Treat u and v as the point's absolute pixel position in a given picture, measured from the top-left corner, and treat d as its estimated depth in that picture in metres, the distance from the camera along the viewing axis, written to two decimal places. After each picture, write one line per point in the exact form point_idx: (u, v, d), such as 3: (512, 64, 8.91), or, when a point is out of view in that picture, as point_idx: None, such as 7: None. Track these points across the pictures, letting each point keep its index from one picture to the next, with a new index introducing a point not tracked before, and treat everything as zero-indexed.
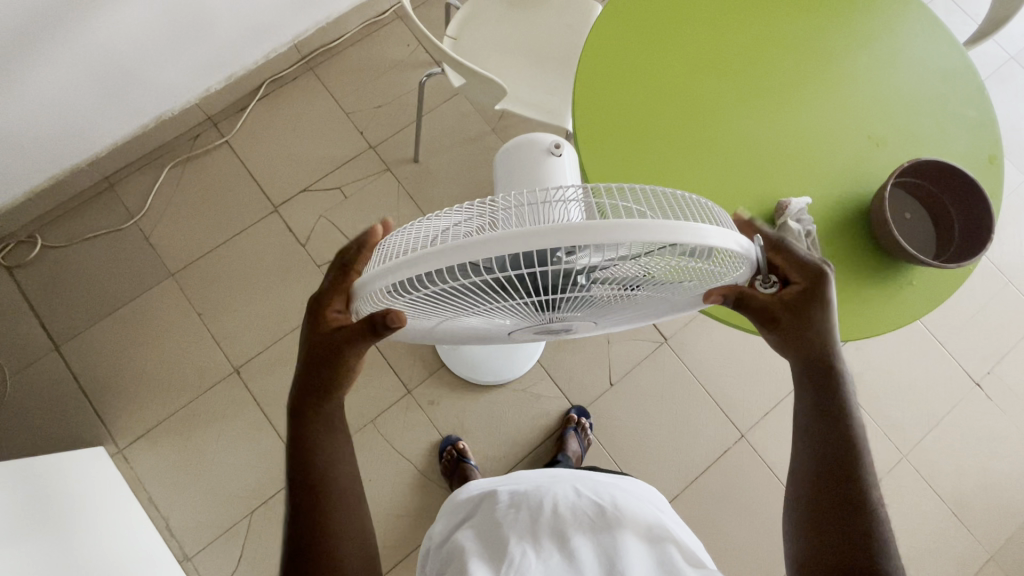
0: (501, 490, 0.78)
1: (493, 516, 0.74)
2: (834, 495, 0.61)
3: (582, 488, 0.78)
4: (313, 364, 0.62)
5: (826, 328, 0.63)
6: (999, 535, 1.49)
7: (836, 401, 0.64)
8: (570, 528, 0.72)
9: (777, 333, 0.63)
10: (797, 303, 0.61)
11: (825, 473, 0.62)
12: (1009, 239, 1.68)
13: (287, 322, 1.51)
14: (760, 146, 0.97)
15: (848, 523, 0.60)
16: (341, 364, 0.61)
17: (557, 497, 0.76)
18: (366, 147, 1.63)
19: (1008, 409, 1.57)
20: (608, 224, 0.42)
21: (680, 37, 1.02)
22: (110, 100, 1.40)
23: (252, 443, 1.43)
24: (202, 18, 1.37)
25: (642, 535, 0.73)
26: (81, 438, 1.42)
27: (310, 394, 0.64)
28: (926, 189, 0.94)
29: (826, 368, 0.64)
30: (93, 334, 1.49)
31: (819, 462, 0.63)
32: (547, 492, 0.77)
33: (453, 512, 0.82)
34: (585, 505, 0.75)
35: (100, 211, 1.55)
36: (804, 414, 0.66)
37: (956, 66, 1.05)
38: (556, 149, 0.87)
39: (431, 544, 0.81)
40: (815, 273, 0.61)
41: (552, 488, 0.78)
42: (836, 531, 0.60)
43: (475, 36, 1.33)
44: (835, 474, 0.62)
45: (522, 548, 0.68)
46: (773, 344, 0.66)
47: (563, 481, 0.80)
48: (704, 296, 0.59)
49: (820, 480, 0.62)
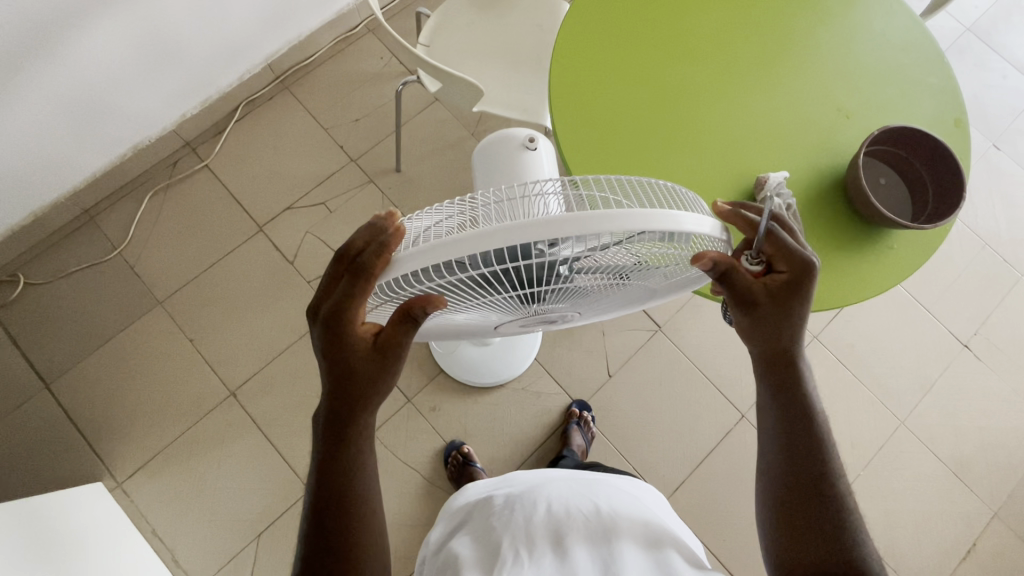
0: (496, 495, 0.79)
1: (487, 520, 0.74)
2: (804, 504, 0.64)
3: (577, 487, 0.79)
4: (351, 375, 0.58)
5: (798, 326, 0.64)
6: (1001, 492, 1.52)
7: (794, 401, 0.67)
8: (565, 530, 0.71)
9: (754, 319, 0.63)
10: (782, 291, 0.62)
11: (798, 486, 0.65)
12: (980, 203, 1.73)
13: (281, 340, 1.50)
14: (733, 125, 0.99)
15: (815, 524, 0.63)
16: (380, 370, 0.58)
17: (551, 498, 0.75)
18: (347, 161, 1.64)
19: (997, 368, 1.60)
20: (583, 217, 0.43)
21: (646, 27, 1.04)
22: (87, 132, 1.40)
23: (256, 466, 1.42)
24: (174, 41, 1.37)
25: (638, 539, 0.71)
26: (77, 476, 1.39)
27: (343, 400, 0.60)
28: (898, 154, 0.97)
29: (779, 367, 0.67)
30: (83, 369, 1.46)
31: (783, 451, 0.66)
32: (540, 493, 0.76)
33: (448, 519, 0.83)
34: (580, 506, 0.74)
35: (82, 244, 1.54)
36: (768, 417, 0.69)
37: (915, 35, 1.09)
38: (530, 143, 0.85)
39: (427, 553, 0.80)
40: (801, 263, 0.61)
41: (546, 488, 0.78)
42: (807, 538, 0.63)
43: (447, 42, 1.35)
44: (796, 479, 0.65)
45: (514, 551, 0.68)
46: (741, 331, 0.66)
47: (557, 481, 0.80)
48: (694, 259, 0.53)
49: (786, 488, 0.65)
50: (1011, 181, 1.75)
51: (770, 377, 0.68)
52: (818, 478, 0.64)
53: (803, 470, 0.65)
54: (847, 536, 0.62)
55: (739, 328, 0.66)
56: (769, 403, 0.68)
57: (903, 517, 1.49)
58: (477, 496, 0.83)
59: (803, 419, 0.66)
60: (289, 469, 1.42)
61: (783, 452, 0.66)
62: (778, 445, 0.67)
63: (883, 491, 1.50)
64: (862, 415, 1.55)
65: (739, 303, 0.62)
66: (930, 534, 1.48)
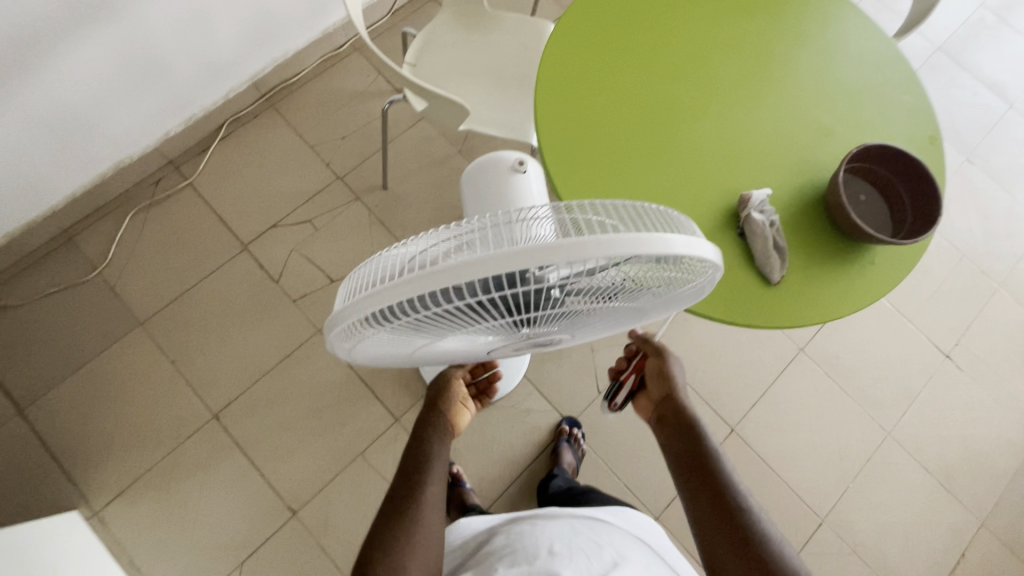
0: (499, 535, 0.81)
1: (489, 558, 0.76)
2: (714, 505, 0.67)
3: (579, 527, 0.79)
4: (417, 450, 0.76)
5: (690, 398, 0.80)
6: (988, 501, 1.53)
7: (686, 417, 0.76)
8: (561, 563, 0.71)
9: (666, 367, 0.82)
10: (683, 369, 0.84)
11: (709, 491, 0.68)
12: (957, 216, 1.77)
13: (266, 361, 1.47)
14: (716, 143, 1.01)
15: (726, 525, 0.65)
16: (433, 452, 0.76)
17: (553, 536, 0.76)
18: (334, 178, 1.63)
19: (979, 378, 1.63)
20: (575, 244, 0.43)
21: (629, 47, 1.06)
22: (67, 151, 1.38)
23: (239, 490, 1.38)
24: (159, 59, 1.37)
25: None
26: (52, 506, 1.34)
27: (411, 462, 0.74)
28: (877, 172, 0.99)
29: (674, 406, 0.78)
30: (60, 393, 1.42)
31: (690, 466, 0.71)
32: (542, 530, 0.77)
33: (452, 561, 0.84)
34: (582, 544, 0.75)
35: (60, 264, 1.50)
36: (669, 438, 0.76)
37: (889, 56, 1.12)
38: (520, 166, 0.88)
39: None
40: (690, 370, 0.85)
41: (549, 527, 0.78)
42: (725, 537, 0.65)
43: (434, 61, 1.36)
44: (705, 482, 0.69)
45: None
46: (657, 388, 0.82)
47: (560, 520, 0.81)
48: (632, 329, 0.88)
49: (696, 492, 0.69)
50: (985, 195, 1.80)
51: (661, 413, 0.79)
52: (739, 496, 0.67)
53: (710, 474, 0.69)
54: (761, 533, 0.65)
55: (656, 385, 0.82)
56: (665, 425, 0.77)
57: (893, 529, 1.49)
58: (480, 537, 0.85)
59: (698, 429, 0.74)
60: (273, 493, 1.38)
61: (683, 462, 0.72)
62: (677, 456, 0.73)
63: (872, 503, 1.51)
64: (850, 426, 1.56)
65: (658, 357, 0.83)
66: (920, 545, 1.49)
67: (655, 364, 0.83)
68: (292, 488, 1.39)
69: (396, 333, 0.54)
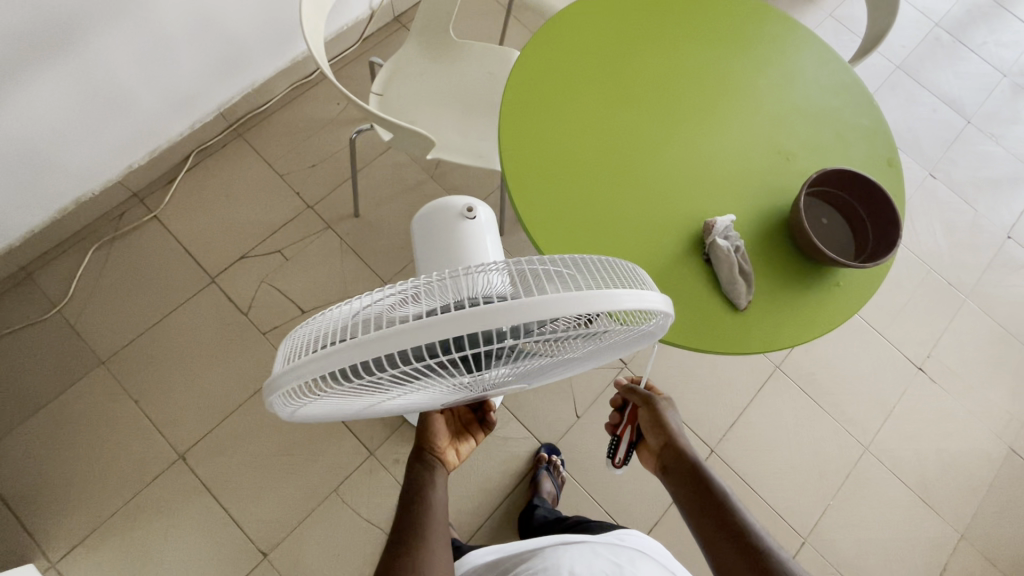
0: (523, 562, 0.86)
1: None
2: (724, 532, 0.70)
3: (600, 550, 0.83)
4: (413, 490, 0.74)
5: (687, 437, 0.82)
6: (966, 512, 1.54)
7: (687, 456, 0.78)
8: None
9: (659, 416, 0.82)
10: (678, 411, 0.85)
11: (720, 521, 0.71)
12: (923, 229, 1.81)
13: (234, 397, 1.43)
14: (681, 169, 1.02)
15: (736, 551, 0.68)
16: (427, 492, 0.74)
17: (574, 560, 0.80)
18: (304, 207, 1.61)
19: (951, 389, 1.65)
20: (518, 306, 0.42)
21: (592, 76, 1.07)
22: (24, 187, 1.34)
23: (205, 534, 1.33)
24: (119, 93, 1.35)
25: None
26: (6, 558, 1.28)
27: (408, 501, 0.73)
28: (838, 196, 1.00)
29: (674, 452, 0.79)
30: (17, 437, 1.36)
31: (700, 500, 0.74)
32: (563, 553, 0.82)
33: None
34: (602, 566, 0.80)
35: (18, 302, 1.45)
36: (675, 477, 0.78)
37: (847, 80, 1.15)
38: (468, 212, 0.88)
39: None
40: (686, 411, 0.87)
41: (569, 550, 0.83)
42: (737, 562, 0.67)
43: (401, 90, 1.36)
44: (715, 510, 0.72)
45: None
46: (653, 441, 0.82)
47: (582, 544, 0.85)
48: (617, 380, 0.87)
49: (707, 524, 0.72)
50: (949, 208, 1.85)
51: (663, 458, 0.80)
52: (746, 522, 0.70)
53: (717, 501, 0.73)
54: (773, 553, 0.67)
55: (652, 438, 0.82)
56: (669, 466, 0.79)
57: (874, 545, 1.49)
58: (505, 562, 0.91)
59: (701, 467, 0.77)
60: (242, 535, 1.33)
61: (691, 496, 0.75)
62: (684, 489, 0.76)
63: (852, 519, 1.51)
64: (828, 442, 1.56)
65: (649, 409, 0.83)
66: (901, 561, 1.49)
67: (647, 418, 0.83)
68: (262, 529, 1.34)
69: (344, 394, 0.52)
